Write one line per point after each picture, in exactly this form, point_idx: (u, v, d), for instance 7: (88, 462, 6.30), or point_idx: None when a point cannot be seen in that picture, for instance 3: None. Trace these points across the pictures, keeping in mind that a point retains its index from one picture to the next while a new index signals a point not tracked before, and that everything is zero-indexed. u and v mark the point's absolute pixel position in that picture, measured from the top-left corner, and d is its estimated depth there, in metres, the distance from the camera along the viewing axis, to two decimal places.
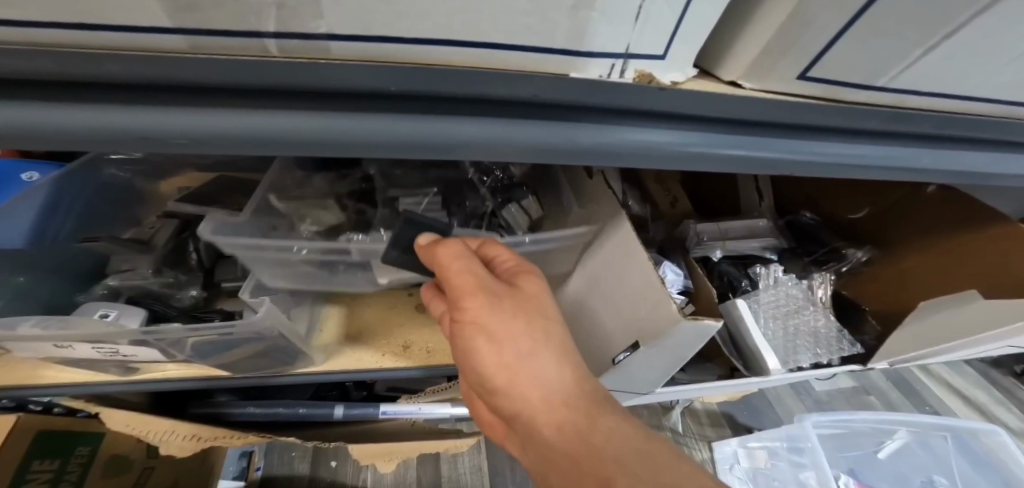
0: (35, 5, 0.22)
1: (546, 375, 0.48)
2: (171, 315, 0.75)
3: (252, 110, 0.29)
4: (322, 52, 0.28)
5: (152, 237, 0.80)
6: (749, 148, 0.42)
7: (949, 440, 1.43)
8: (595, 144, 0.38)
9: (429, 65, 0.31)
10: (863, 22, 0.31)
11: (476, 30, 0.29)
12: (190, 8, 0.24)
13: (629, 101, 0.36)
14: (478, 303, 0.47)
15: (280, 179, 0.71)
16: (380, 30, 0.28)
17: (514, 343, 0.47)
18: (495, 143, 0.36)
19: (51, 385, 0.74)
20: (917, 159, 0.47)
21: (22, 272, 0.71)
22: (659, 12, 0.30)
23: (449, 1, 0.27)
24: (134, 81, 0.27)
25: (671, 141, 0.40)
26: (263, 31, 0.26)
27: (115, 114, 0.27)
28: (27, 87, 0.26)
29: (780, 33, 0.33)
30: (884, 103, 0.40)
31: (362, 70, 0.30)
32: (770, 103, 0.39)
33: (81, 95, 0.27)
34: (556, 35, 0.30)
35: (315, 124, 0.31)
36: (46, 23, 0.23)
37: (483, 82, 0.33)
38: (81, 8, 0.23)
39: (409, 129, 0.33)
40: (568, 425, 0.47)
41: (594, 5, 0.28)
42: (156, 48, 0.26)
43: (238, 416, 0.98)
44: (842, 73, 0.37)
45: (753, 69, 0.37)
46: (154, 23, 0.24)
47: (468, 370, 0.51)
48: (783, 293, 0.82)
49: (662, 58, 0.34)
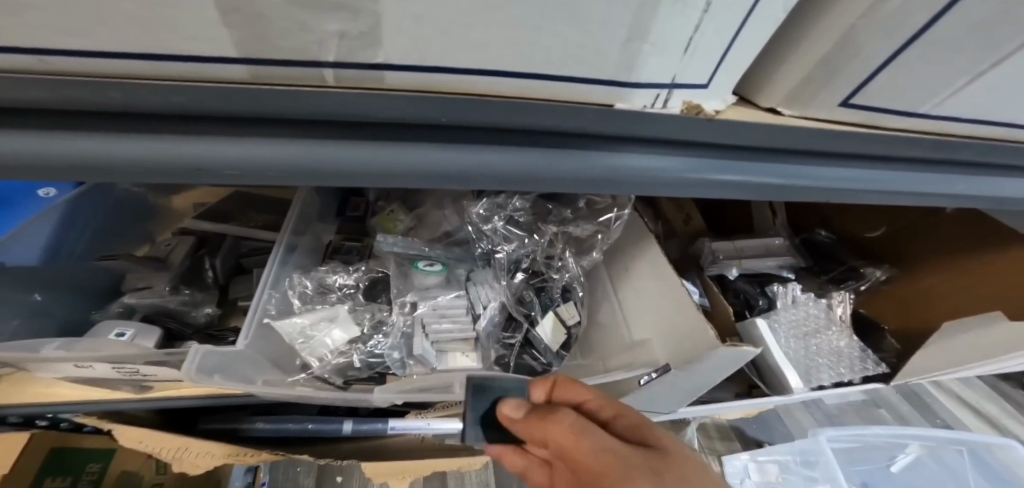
0: (110, 35, 0.23)
1: None
2: (187, 334, 0.73)
3: (307, 137, 0.30)
4: (378, 82, 0.29)
5: (169, 256, 0.80)
6: (784, 175, 0.42)
7: (964, 454, 1.41)
8: (635, 172, 0.38)
9: (477, 96, 0.32)
10: (911, 50, 0.31)
11: (529, 62, 0.29)
12: (258, 37, 0.24)
13: (671, 131, 0.36)
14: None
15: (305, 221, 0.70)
16: (434, 59, 0.28)
17: None
18: (537, 171, 0.36)
19: (65, 403, 0.73)
20: (950, 183, 0.47)
21: (39, 291, 0.70)
22: (707, 45, 0.30)
23: (505, 33, 0.27)
24: (197, 111, 0.27)
25: (708, 168, 0.40)
26: (323, 61, 0.27)
27: (174, 142, 0.28)
28: (93, 116, 0.27)
29: (824, 64, 0.33)
30: (921, 130, 0.40)
31: (414, 100, 0.30)
32: (810, 130, 0.39)
33: (142, 124, 0.28)
34: (606, 68, 0.30)
35: (367, 150, 0.32)
36: (119, 55, 0.24)
37: (529, 113, 0.33)
38: (153, 39, 0.23)
39: (455, 157, 0.34)
40: None
41: (647, 38, 0.28)
42: (224, 78, 0.27)
43: (246, 431, 0.96)
44: (884, 101, 0.36)
45: (792, 97, 0.37)
46: (221, 53, 0.25)
47: None
48: (804, 312, 0.80)
49: (705, 86, 0.34)
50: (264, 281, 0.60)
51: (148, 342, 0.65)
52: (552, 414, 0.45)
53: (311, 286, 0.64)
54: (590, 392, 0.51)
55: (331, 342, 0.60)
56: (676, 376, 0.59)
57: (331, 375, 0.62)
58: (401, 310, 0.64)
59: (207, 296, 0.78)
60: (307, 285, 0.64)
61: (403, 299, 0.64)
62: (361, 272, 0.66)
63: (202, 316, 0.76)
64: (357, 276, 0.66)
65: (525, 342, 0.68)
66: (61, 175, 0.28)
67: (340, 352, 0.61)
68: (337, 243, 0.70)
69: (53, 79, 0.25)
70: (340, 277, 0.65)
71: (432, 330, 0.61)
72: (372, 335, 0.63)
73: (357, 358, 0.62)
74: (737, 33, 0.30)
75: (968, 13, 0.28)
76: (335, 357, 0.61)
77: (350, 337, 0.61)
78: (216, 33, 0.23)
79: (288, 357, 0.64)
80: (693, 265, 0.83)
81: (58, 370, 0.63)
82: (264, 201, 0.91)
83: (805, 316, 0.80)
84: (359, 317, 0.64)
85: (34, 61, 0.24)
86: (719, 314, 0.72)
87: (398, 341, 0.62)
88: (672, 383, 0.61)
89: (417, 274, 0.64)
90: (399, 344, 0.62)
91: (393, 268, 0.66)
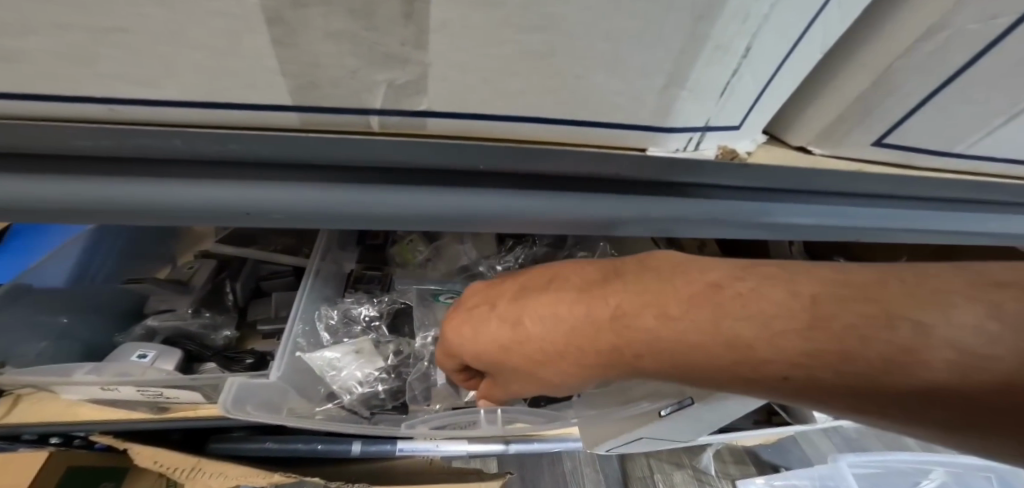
0: (175, 86, 0.24)
1: (776, 311, 0.34)
2: (207, 356, 0.72)
3: (347, 181, 0.32)
4: (420, 128, 0.30)
5: (192, 277, 0.81)
6: (809, 214, 0.42)
7: (992, 481, 1.34)
8: (661, 213, 0.39)
9: (516, 143, 0.32)
10: (947, 91, 0.32)
11: (567, 108, 0.30)
12: (312, 87, 0.25)
13: (703, 172, 0.37)
14: (557, 297, 0.44)
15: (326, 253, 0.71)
16: (475, 107, 0.29)
17: (665, 304, 0.39)
18: (566, 214, 0.37)
19: (81, 423, 0.73)
20: (978, 219, 0.47)
21: (64, 314, 0.71)
22: (742, 89, 0.31)
23: (547, 80, 0.28)
24: (248, 155, 0.29)
25: (736, 209, 0.40)
26: (371, 108, 0.27)
27: (225, 184, 0.29)
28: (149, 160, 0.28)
29: (856, 105, 0.34)
30: (953, 169, 0.40)
31: (452, 144, 0.31)
32: (843, 169, 0.39)
33: (194, 168, 0.29)
34: (642, 112, 0.31)
35: (402, 196, 0.33)
36: (180, 105, 0.25)
37: (563, 158, 0.33)
38: (214, 89, 0.25)
39: (486, 200, 0.35)
40: (829, 312, 0.33)
41: (684, 84, 0.29)
42: (276, 126, 0.28)
43: (256, 450, 0.93)
44: (918, 139, 0.37)
45: (824, 136, 0.37)
46: (276, 103, 0.26)
47: (856, 379, 0.31)
48: None
49: (737, 128, 0.34)
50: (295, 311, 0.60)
51: (170, 364, 0.65)
52: (467, 318, 0.48)
53: (333, 321, 0.64)
54: (473, 297, 0.50)
55: (361, 374, 0.61)
56: (699, 410, 0.55)
57: (358, 406, 0.62)
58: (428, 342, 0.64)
59: (228, 318, 0.78)
60: (333, 316, 0.64)
61: (426, 333, 0.64)
62: (385, 303, 0.67)
63: (221, 339, 0.76)
64: (381, 306, 0.67)
65: None
66: (111, 214, 0.29)
67: (369, 382, 0.62)
68: (358, 273, 0.70)
69: (117, 127, 0.26)
70: (365, 309, 0.66)
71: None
72: (397, 367, 0.64)
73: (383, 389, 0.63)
74: (772, 76, 0.30)
75: (999, 55, 0.29)
76: (364, 388, 0.61)
77: (378, 369, 0.62)
78: (275, 84, 0.25)
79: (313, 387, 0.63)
80: None
81: (82, 392, 0.64)
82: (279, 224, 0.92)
83: None
84: (382, 351, 0.64)
85: (102, 110, 0.25)
86: None
87: (422, 374, 0.63)
88: (697, 417, 0.58)
89: (440, 307, 0.66)
90: (426, 383, 0.63)
91: (415, 300, 0.66)
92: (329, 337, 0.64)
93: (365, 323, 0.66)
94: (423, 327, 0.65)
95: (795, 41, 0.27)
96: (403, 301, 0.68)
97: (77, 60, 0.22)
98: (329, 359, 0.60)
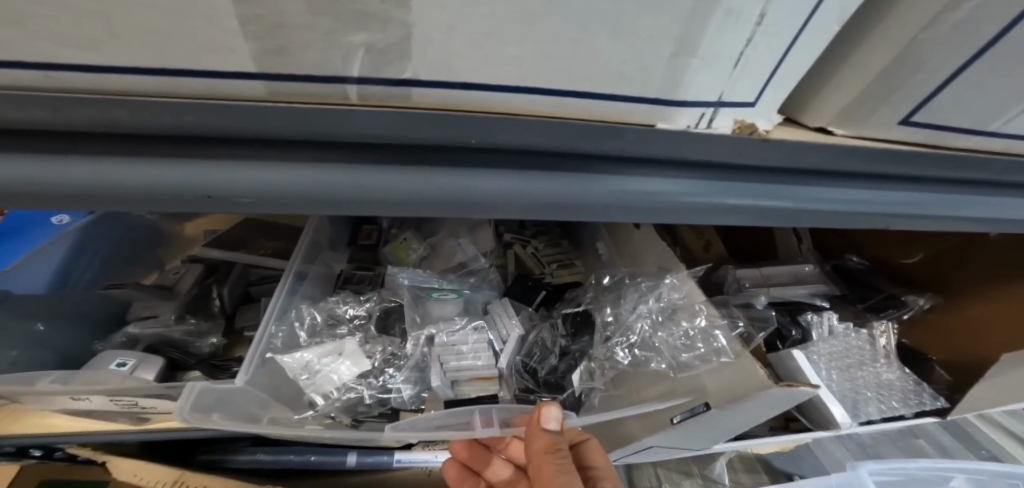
0: (121, 49, 0.21)
1: None
2: (190, 364, 0.69)
3: (326, 162, 0.29)
4: (404, 100, 0.27)
5: (176, 283, 0.77)
6: (835, 201, 0.38)
7: None
8: (673, 198, 0.35)
9: (511, 119, 0.29)
10: (981, 63, 0.29)
11: (566, 78, 0.27)
12: (278, 51, 0.23)
13: (716, 154, 0.33)
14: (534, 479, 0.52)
15: (313, 252, 0.68)
16: (464, 77, 0.26)
17: None
18: (566, 200, 0.33)
19: (58, 435, 0.69)
20: (1011, 207, 0.44)
21: (41, 320, 0.67)
22: (759, 58, 0.28)
23: (544, 46, 0.25)
24: (209, 132, 0.26)
25: (750, 193, 0.37)
26: (348, 77, 0.24)
27: (186, 166, 0.27)
28: (102, 139, 0.26)
29: (880, 80, 0.31)
30: (983, 150, 0.37)
31: (439, 120, 0.28)
32: (868, 151, 0.36)
33: (152, 148, 0.26)
34: (650, 84, 0.28)
35: (385, 178, 0.30)
36: (128, 72, 0.23)
37: (565, 134, 0.30)
38: (167, 53, 0.22)
39: (479, 185, 0.31)
40: None
41: (696, 51, 0.26)
42: (241, 96, 0.25)
43: (245, 463, 0.88)
44: (947, 117, 0.33)
45: (844, 116, 0.34)
46: (238, 70, 0.23)
47: None
48: (847, 344, 0.72)
49: (752, 104, 0.31)
50: (269, 313, 0.57)
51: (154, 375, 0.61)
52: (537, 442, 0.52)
53: (317, 321, 0.61)
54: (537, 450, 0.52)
55: (338, 378, 0.56)
56: (717, 416, 0.50)
57: (339, 413, 0.58)
58: (421, 340, 0.59)
59: (213, 325, 0.75)
60: (315, 316, 0.61)
61: (419, 332, 0.60)
62: (372, 302, 0.64)
63: (207, 346, 0.72)
64: (368, 306, 0.64)
65: (551, 387, 0.63)
66: (58, 198, 0.26)
67: (349, 387, 0.57)
68: (347, 273, 0.69)
69: (57, 97, 0.23)
70: (350, 308, 0.63)
71: (451, 367, 0.55)
72: (383, 369, 0.60)
73: (367, 394, 0.58)
74: (790, 47, 0.27)
75: None
76: (343, 394, 0.57)
77: (361, 372, 0.58)
78: (236, 47, 0.22)
79: (296, 395, 0.60)
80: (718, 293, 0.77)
81: (63, 403, 0.60)
82: (272, 227, 0.89)
83: (849, 347, 0.72)
84: (370, 350, 0.60)
85: (40, 77, 0.22)
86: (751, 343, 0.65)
87: (413, 373, 0.59)
88: (712, 424, 0.53)
89: (433, 305, 0.63)
90: (418, 387, 0.59)
91: (407, 298, 0.63)
92: (313, 337, 0.60)
93: (354, 324, 0.62)
94: (415, 325, 0.61)
95: (816, 3, 0.25)
96: (394, 299, 0.65)
97: (4, 17, 0.19)
98: (304, 361, 0.56)
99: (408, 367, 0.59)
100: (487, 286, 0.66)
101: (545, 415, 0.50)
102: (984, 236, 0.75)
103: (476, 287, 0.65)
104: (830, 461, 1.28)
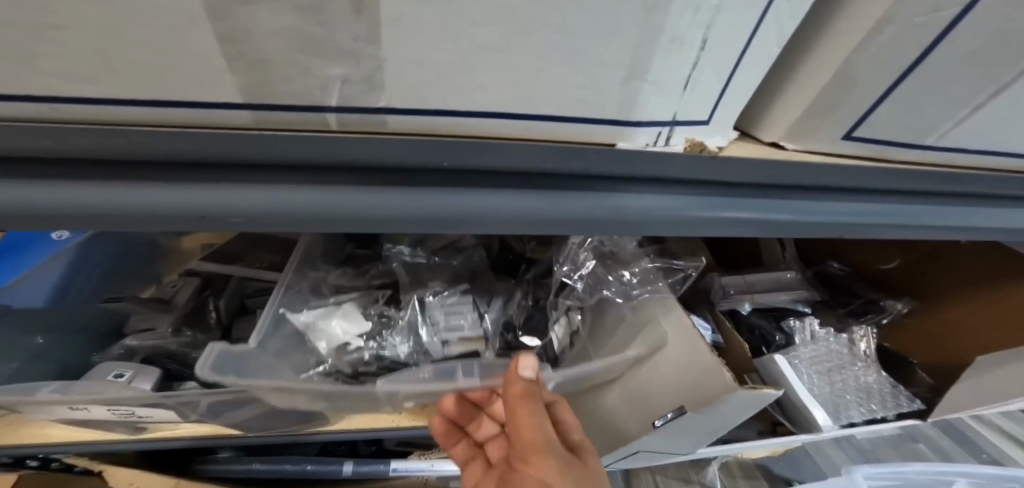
0: (120, 84, 0.24)
1: None
2: (187, 374, 0.71)
3: (308, 182, 0.31)
4: (380, 126, 0.29)
5: (173, 296, 0.79)
6: (794, 212, 0.41)
7: None
8: (638, 211, 0.37)
9: (480, 140, 0.31)
10: (907, 83, 0.31)
11: (528, 103, 0.29)
12: (262, 84, 0.25)
13: (674, 170, 0.36)
14: (541, 459, 0.53)
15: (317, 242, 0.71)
16: (435, 103, 0.28)
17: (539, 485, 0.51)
18: (535, 215, 0.35)
19: (55, 445, 0.70)
20: (966, 216, 0.46)
21: (40, 334, 0.69)
22: (706, 81, 0.30)
23: (505, 75, 0.27)
24: (200, 155, 0.28)
25: (711, 205, 0.39)
26: (326, 105, 0.27)
27: (179, 187, 0.29)
28: (103, 164, 0.28)
29: (822, 99, 0.33)
30: (927, 162, 0.40)
31: (412, 142, 0.30)
32: (818, 164, 0.38)
33: (148, 170, 0.28)
34: (606, 106, 0.30)
35: (363, 196, 0.32)
36: (126, 103, 0.25)
37: (531, 155, 0.33)
38: (162, 87, 0.24)
39: (452, 201, 0.34)
40: None
41: (646, 76, 0.28)
42: (228, 124, 0.27)
43: (241, 474, 0.88)
44: (887, 133, 0.36)
45: (794, 132, 0.36)
46: (226, 100, 0.26)
47: None
48: (826, 348, 0.74)
49: (705, 123, 0.34)
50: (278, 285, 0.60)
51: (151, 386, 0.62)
52: (519, 393, 0.52)
53: (323, 289, 0.65)
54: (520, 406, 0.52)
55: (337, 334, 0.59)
56: (694, 418, 0.52)
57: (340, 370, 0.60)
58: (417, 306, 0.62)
59: (210, 337, 0.76)
60: (319, 287, 0.65)
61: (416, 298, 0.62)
62: (373, 276, 0.67)
63: (202, 358, 0.74)
64: (369, 279, 0.67)
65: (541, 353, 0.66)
66: (59, 217, 0.28)
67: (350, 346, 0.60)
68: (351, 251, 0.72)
69: (61, 127, 0.25)
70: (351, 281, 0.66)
71: (443, 327, 0.59)
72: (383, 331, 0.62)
73: (367, 352, 0.60)
74: (734, 69, 0.30)
75: (954, 45, 0.28)
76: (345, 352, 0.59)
77: (361, 332, 0.60)
78: (224, 81, 0.24)
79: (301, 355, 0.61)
80: (703, 301, 0.79)
81: (60, 412, 0.62)
82: (269, 241, 0.91)
83: (828, 352, 0.74)
84: (368, 314, 0.63)
85: (46, 109, 0.24)
86: (733, 350, 0.67)
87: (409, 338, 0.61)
88: (689, 426, 0.55)
89: (428, 272, 0.65)
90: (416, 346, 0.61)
91: (404, 272, 0.65)
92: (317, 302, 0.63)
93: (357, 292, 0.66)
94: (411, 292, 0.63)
95: (750, 32, 0.27)
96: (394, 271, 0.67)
97: (18, 58, 0.22)
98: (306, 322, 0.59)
99: (404, 333, 0.61)
100: (479, 262, 0.69)
101: (523, 363, 0.51)
102: (957, 242, 0.78)
103: (469, 264, 0.68)
104: (828, 466, 1.28)
